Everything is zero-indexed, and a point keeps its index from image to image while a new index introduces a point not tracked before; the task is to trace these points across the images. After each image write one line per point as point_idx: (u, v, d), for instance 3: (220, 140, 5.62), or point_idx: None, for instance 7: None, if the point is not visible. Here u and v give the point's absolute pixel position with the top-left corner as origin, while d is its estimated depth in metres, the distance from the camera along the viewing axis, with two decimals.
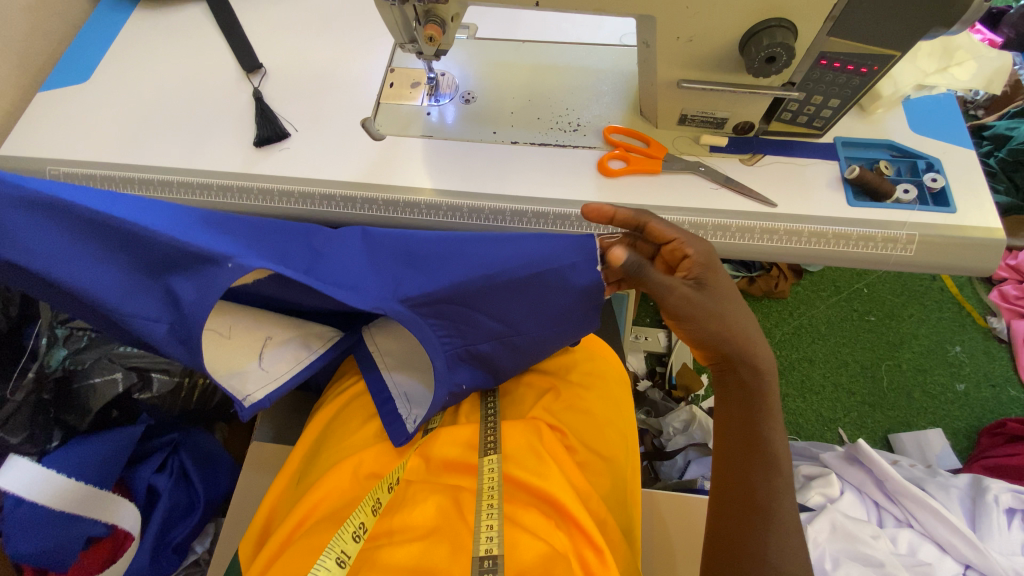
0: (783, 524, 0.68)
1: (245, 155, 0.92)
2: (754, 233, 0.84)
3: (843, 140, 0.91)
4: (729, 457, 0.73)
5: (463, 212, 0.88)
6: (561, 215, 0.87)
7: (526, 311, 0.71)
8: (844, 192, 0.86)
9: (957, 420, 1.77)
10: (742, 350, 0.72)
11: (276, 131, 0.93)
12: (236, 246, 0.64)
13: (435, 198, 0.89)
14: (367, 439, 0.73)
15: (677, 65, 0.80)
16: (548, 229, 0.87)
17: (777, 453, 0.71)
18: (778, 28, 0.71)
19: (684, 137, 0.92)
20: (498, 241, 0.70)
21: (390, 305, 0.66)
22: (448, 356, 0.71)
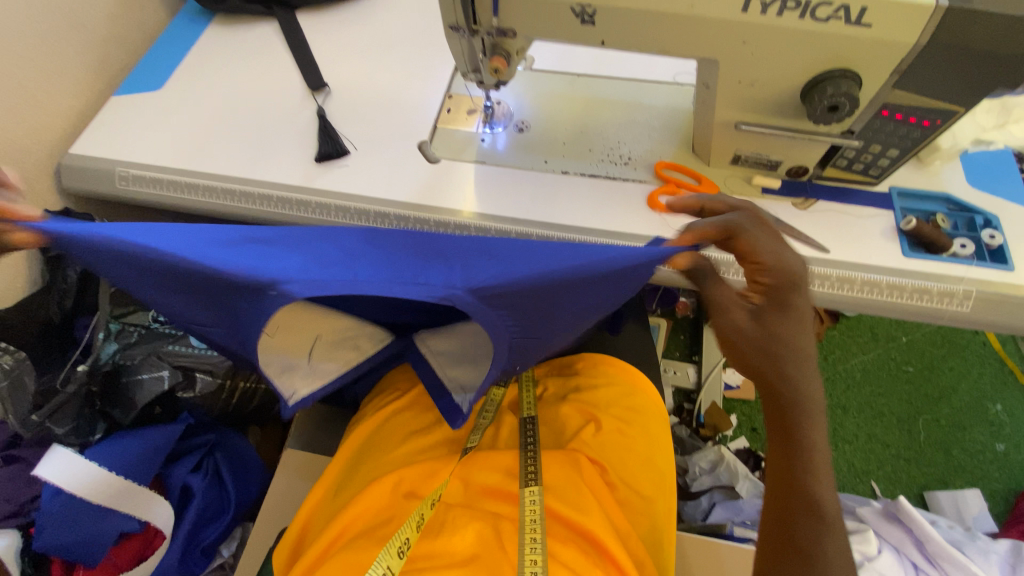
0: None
1: (306, 169, 0.96)
2: (805, 278, 0.84)
3: (899, 190, 0.90)
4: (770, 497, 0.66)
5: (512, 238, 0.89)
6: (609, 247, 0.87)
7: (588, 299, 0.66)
8: (899, 243, 0.85)
9: (998, 483, 1.69)
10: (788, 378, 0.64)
11: (337, 148, 0.97)
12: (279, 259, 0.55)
13: (485, 221, 0.90)
14: (409, 455, 0.73)
15: (735, 107, 0.81)
16: None
17: (820, 497, 0.63)
18: (843, 78, 0.71)
19: (735, 178, 0.92)
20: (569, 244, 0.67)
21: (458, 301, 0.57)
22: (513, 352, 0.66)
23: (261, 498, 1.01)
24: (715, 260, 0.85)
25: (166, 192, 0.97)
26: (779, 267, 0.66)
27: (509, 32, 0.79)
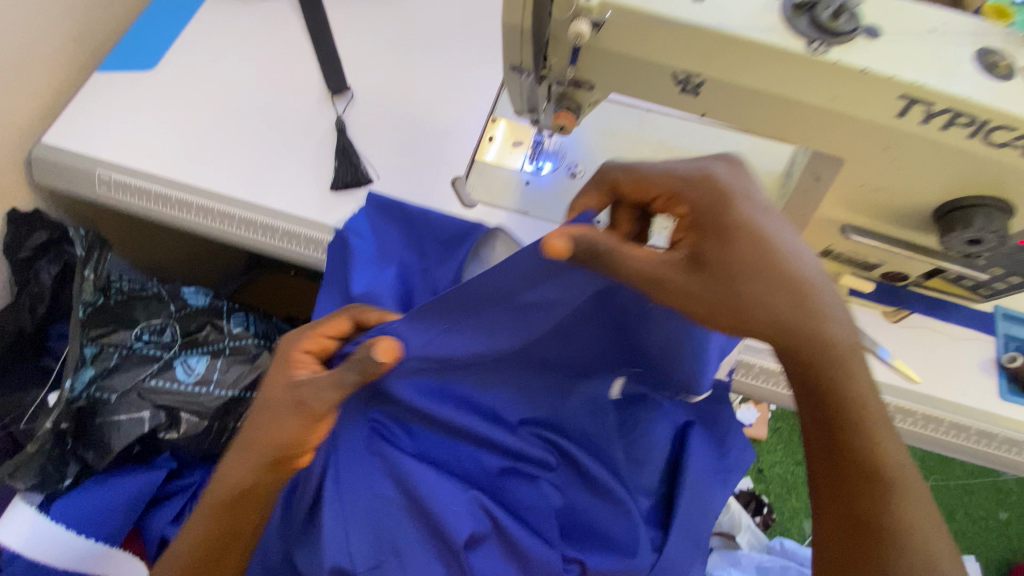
0: None
1: (337, 239, 0.71)
2: (886, 411, 0.72)
3: (1003, 310, 0.78)
4: None
5: None
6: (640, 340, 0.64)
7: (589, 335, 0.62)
8: (998, 380, 0.74)
9: (992, 550, 1.68)
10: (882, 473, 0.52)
11: (381, 232, 0.72)
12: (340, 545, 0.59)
13: (492, 300, 0.56)
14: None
15: (843, 209, 0.67)
16: None
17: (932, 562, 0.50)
18: (997, 210, 0.57)
19: (819, 271, 0.79)
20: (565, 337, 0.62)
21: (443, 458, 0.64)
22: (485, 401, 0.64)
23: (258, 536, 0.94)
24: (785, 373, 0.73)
25: (155, 206, 0.84)
26: (763, 217, 0.54)
27: (586, 84, 0.62)
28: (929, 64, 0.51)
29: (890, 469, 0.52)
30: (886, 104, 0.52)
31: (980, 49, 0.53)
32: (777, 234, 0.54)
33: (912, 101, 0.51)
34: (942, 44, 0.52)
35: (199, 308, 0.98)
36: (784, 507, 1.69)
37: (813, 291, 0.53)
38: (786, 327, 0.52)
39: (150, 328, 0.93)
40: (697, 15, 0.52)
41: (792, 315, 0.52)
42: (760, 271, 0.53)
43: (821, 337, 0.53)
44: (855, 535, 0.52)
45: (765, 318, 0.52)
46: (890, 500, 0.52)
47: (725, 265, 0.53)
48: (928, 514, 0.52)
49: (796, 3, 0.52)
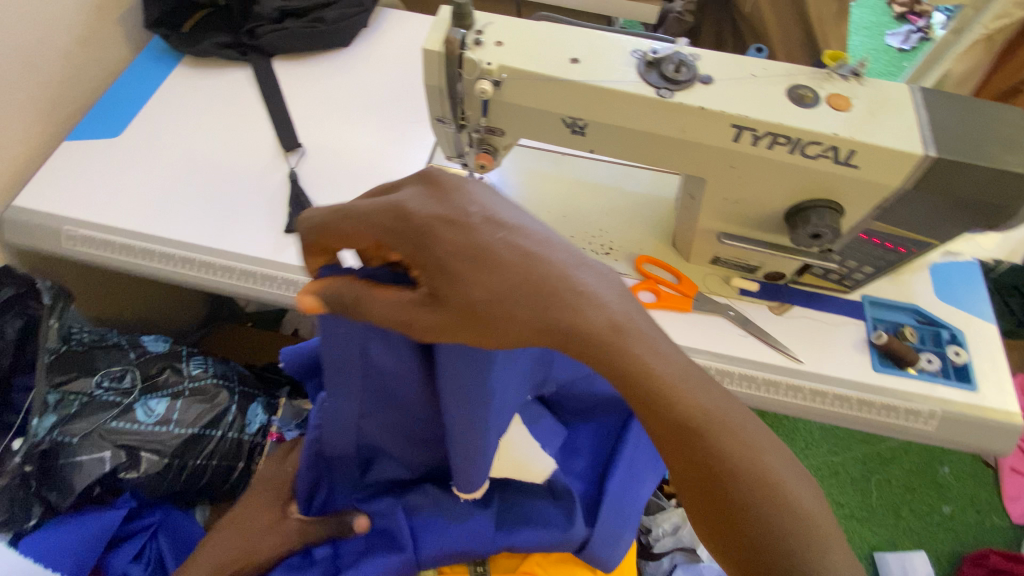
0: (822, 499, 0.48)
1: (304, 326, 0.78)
2: (778, 388, 0.84)
3: (870, 298, 0.92)
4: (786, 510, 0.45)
5: None
6: None
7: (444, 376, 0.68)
8: (870, 356, 0.87)
9: (941, 543, 1.77)
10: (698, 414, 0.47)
11: None
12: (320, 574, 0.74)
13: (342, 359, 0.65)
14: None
15: (717, 220, 0.81)
16: None
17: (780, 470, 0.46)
18: (828, 209, 0.72)
19: (714, 275, 0.92)
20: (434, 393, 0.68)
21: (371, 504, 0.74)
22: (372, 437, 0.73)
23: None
24: None
25: (121, 256, 0.92)
26: (502, 207, 0.51)
27: (497, 130, 0.76)
28: (751, 100, 0.66)
29: (683, 417, 0.46)
30: (722, 132, 0.67)
31: (791, 84, 0.67)
32: (400, 232, 0.51)
33: (740, 129, 0.66)
34: (759, 85, 0.67)
35: (157, 354, 1.03)
36: None
37: (523, 271, 0.48)
38: (548, 326, 0.47)
39: (110, 375, 0.96)
40: (572, 73, 0.67)
41: (501, 302, 0.47)
42: (488, 284, 0.48)
43: (549, 307, 0.47)
44: (703, 491, 0.47)
45: (509, 317, 0.48)
46: (716, 437, 0.46)
47: (452, 290, 0.48)
48: (737, 416, 0.48)
49: (647, 61, 0.67)
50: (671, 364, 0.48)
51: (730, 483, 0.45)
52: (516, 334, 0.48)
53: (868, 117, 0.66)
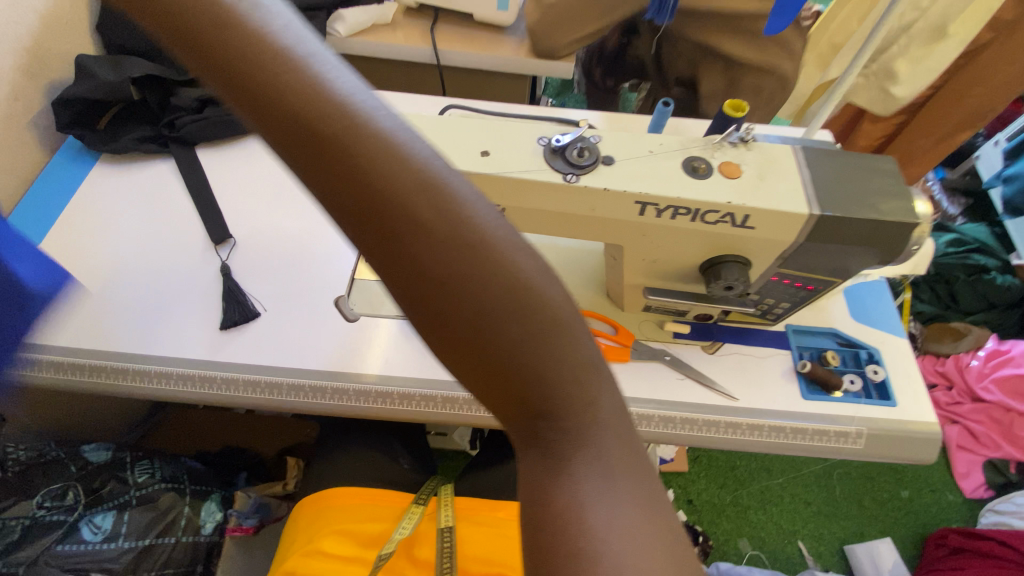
0: (577, 343, 0.35)
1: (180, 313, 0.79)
2: (718, 427, 0.88)
3: (793, 326, 0.99)
4: (519, 351, 0.34)
5: (417, 400, 0.89)
6: (450, 397, 0.89)
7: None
8: (798, 384, 0.93)
9: (904, 528, 1.86)
10: (403, 213, 0.33)
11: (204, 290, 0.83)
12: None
13: None
14: (309, 549, 0.80)
15: (642, 276, 0.86)
16: (437, 412, 0.89)
17: (530, 287, 0.33)
18: (735, 263, 0.78)
19: (649, 321, 0.97)
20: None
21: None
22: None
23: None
24: (636, 412, 0.88)
25: (45, 373, 0.88)
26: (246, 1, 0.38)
27: None
28: (651, 178, 0.71)
29: (378, 183, 0.33)
30: (629, 207, 0.71)
31: (686, 158, 0.73)
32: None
33: (644, 204, 0.71)
34: (656, 160, 0.73)
35: (99, 464, 1.01)
36: (718, 530, 1.81)
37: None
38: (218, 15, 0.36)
39: (50, 494, 0.94)
40: (484, 166, 0.71)
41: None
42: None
43: (238, 48, 0.35)
44: (457, 351, 0.34)
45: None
46: (361, 140, 0.33)
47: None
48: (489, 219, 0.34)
49: (552, 149, 0.72)
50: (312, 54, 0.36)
51: (472, 312, 0.33)
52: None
53: (757, 183, 0.72)
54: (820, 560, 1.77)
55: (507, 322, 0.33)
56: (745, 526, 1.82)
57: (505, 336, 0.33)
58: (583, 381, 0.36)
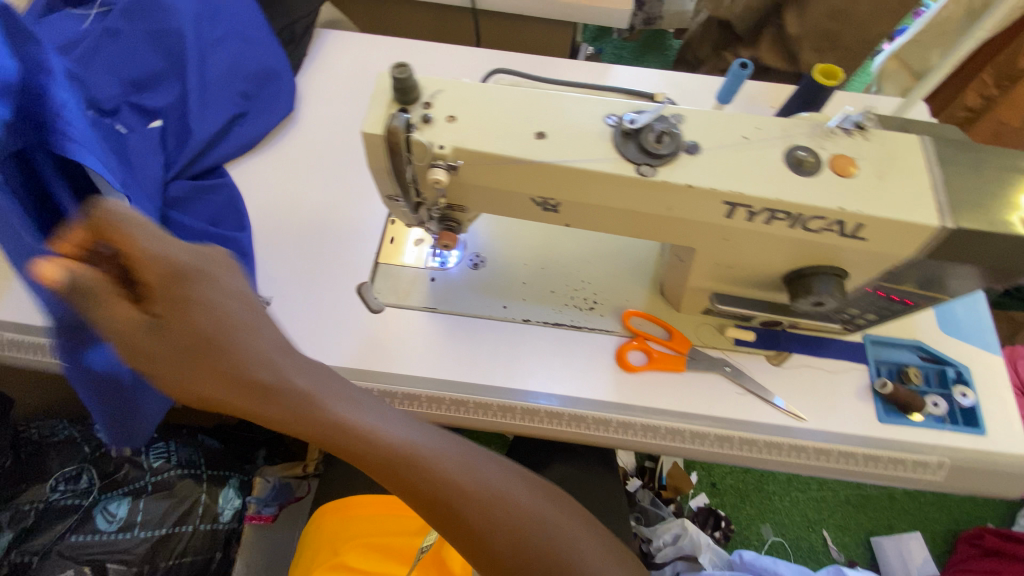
0: (560, 544, 0.52)
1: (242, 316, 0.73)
2: (781, 449, 0.79)
3: (871, 337, 0.88)
4: (517, 560, 0.50)
5: (446, 404, 0.81)
6: (481, 403, 0.81)
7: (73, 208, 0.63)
8: (875, 406, 0.83)
9: (934, 522, 1.80)
10: (416, 465, 0.49)
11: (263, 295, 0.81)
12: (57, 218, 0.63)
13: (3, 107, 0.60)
14: (336, 561, 0.77)
15: (712, 280, 0.74)
16: (467, 417, 0.82)
17: (525, 510, 0.52)
18: (831, 276, 0.66)
19: (707, 325, 0.85)
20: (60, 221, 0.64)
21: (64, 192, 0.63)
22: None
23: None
24: (690, 431, 0.79)
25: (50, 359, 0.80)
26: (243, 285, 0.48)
27: (460, 207, 0.67)
28: (745, 174, 0.58)
29: (378, 456, 0.49)
30: (714, 208, 0.59)
31: (787, 148, 0.60)
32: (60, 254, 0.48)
33: (733, 206, 0.58)
34: (750, 151, 0.59)
35: None
36: (740, 516, 1.76)
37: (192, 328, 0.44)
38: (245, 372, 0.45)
39: (64, 476, 0.91)
40: (541, 152, 0.58)
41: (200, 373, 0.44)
42: (172, 340, 0.43)
43: (261, 372, 0.46)
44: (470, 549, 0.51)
45: (227, 364, 0.44)
46: (408, 469, 0.49)
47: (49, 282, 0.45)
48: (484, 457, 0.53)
49: (624, 131, 0.58)
50: (337, 411, 0.48)
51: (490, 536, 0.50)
52: (225, 399, 0.44)
53: (875, 184, 0.58)
54: (844, 550, 1.73)
55: (502, 548, 0.50)
56: (768, 512, 1.77)
57: (519, 544, 0.50)
58: (585, 554, 0.53)
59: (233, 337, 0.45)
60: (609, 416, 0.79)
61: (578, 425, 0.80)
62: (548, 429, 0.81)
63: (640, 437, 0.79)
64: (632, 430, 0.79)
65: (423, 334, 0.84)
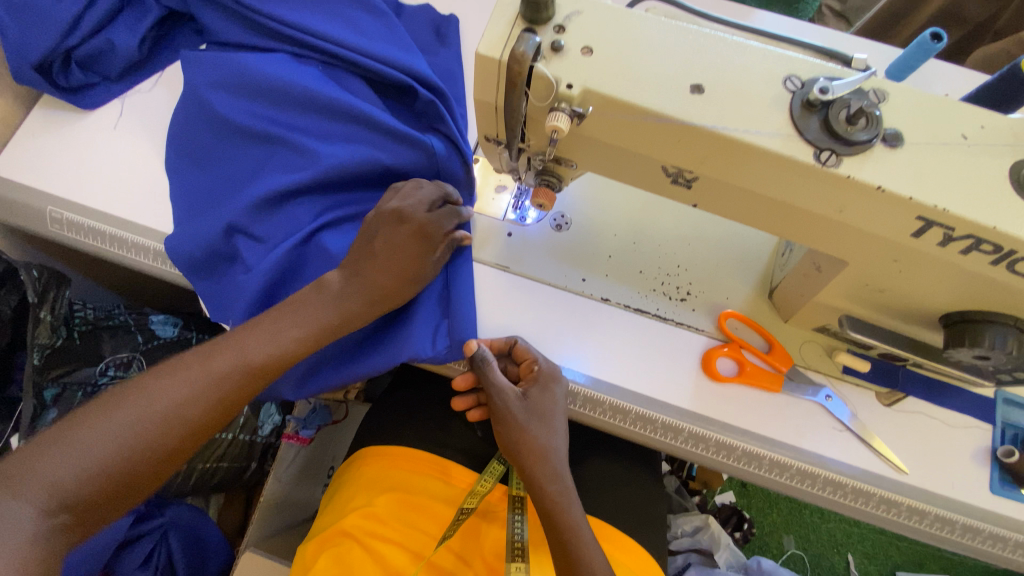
0: None
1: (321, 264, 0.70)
2: (870, 500, 0.69)
3: (1005, 394, 0.74)
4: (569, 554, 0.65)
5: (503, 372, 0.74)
6: None
7: (292, 113, 0.74)
8: (991, 473, 0.70)
9: (971, 572, 1.66)
10: (542, 455, 0.69)
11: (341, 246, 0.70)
12: (270, 121, 0.74)
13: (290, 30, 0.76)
14: (369, 511, 0.73)
15: (846, 301, 0.61)
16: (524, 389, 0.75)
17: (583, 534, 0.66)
18: (1011, 327, 0.52)
19: (813, 344, 0.75)
20: (272, 106, 0.74)
21: (280, 101, 0.74)
22: (254, 103, 0.74)
23: (228, 563, 0.97)
24: (770, 458, 0.70)
25: (110, 248, 0.79)
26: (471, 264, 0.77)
27: (567, 161, 0.56)
28: (958, 183, 0.44)
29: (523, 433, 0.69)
30: (900, 222, 0.46)
31: (1018, 160, 0.45)
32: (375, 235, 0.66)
33: (929, 222, 0.45)
34: (967, 156, 0.45)
35: (166, 340, 0.97)
36: (764, 521, 1.71)
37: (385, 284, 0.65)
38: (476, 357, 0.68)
39: (115, 362, 0.92)
40: (693, 111, 0.45)
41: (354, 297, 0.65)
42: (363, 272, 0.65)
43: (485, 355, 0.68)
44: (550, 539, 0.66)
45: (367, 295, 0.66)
46: (564, 510, 0.67)
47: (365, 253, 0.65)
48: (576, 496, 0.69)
49: (808, 100, 0.45)
50: (561, 480, 0.69)
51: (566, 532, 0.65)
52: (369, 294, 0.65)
53: None
54: None
55: (574, 546, 0.65)
56: (794, 524, 1.70)
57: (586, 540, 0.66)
58: None
59: (547, 425, 0.68)
60: (680, 423, 0.70)
61: (642, 426, 0.71)
62: (608, 425, 0.72)
63: (710, 451, 0.70)
64: (703, 444, 0.71)
65: (490, 292, 0.76)
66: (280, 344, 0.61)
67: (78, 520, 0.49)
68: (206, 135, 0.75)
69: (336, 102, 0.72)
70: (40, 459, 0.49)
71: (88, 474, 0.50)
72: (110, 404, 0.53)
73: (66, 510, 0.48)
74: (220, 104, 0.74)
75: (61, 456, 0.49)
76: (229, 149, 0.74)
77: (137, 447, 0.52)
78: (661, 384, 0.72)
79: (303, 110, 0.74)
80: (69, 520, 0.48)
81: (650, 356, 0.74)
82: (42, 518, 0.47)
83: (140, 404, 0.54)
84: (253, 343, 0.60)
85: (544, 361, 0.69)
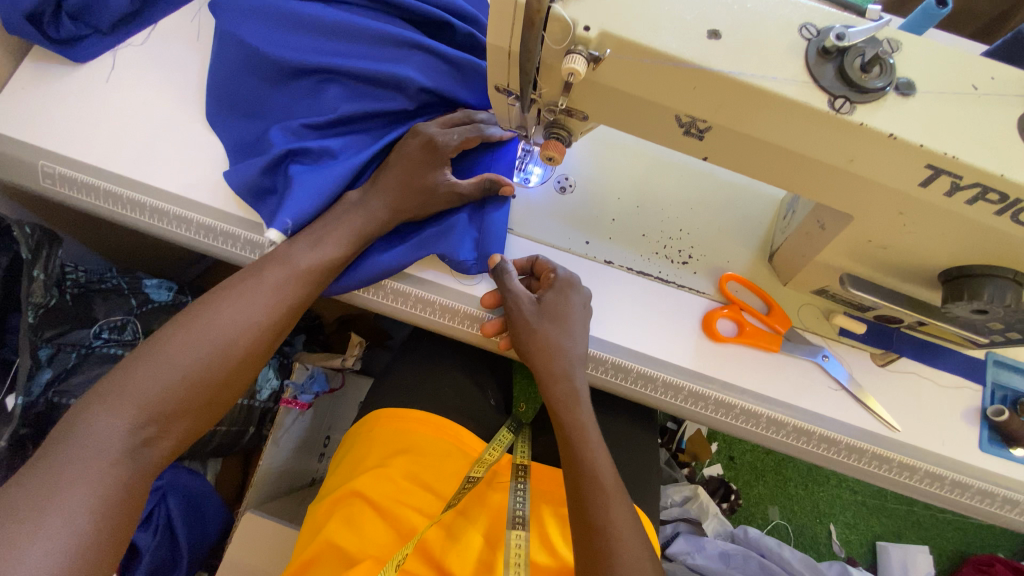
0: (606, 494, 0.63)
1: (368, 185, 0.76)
2: (862, 456, 0.71)
3: (995, 357, 0.76)
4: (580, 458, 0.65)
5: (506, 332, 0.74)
6: None
7: (329, 46, 0.78)
8: (979, 431, 0.72)
9: (947, 540, 1.72)
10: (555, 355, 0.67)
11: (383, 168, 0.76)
12: (310, 54, 0.78)
13: None
14: (380, 474, 0.74)
15: (849, 259, 0.62)
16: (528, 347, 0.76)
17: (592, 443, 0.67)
18: (1009, 281, 0.53)
19: (811, 307, 0.77)
20: (310, 40, 0.78)
21: (318, 35, 0.78)
22: (292, 39, 0.78)
23: (226, 525, 0.97)
24: (767, 416, 0.71)
25: (104, 205, 0.77)
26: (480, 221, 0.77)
27: (578, 113, 0.56)
28: (968, 132, 0.45)
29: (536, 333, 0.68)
30: (909, 171, 0.46)
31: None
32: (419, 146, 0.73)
33: (938, 171, 0.46)
34: (976, 107, 0.46)
35: (161, 304, 0.96)
36: (750, 493, 1.75)
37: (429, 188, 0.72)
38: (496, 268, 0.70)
39: (109, 325, 0.90)
40: (710, 56, 0.45)
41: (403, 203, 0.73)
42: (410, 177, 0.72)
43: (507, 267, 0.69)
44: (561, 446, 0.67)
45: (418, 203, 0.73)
46: (573, 412, 0.67)
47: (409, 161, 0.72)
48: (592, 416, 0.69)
49: (823, 48, 0.45)
50: (573, 384, 0.67)
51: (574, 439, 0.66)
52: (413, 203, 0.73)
53: None
54: (846, 547, 1.71)
55: (584, 458, 0.65)
56: (780, 496, 1.75)
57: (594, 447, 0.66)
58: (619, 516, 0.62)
59: (561, 327, 0.68)
60: (680, 381, 0.72)
61: (643, 385, 0.72)
62: (608, 383, 0.73)
63: (710, 409, 0.72)
64: (703, 402, 0.72)
65: None
66: (324, 256, 0.70)
67: (159, 433, 0.59)
68: (257, 81, 0.80)
69: (373, 36, 0.77)
70: (133, 373, 0.60)
71: (173, 382, 0.60)
72: (187, 322, 0.64)
73: (150, 424, 0.58)
74: (260, 42, 0.78)
75: (151, 368, 0.60)
76: (273, 89, 0.80)
77: (210, 360, 0.63)
78: (663, 344, 0.73)
79: (340, 43, 0.78)
80: (153, 434, 0.59)
81: (652, 317, 0.74)
82: (132, 430, 0.57)
83: (209, 329, 0.64)
84: (300, 261, 0.70)
85: (562, 270, 0.71)
